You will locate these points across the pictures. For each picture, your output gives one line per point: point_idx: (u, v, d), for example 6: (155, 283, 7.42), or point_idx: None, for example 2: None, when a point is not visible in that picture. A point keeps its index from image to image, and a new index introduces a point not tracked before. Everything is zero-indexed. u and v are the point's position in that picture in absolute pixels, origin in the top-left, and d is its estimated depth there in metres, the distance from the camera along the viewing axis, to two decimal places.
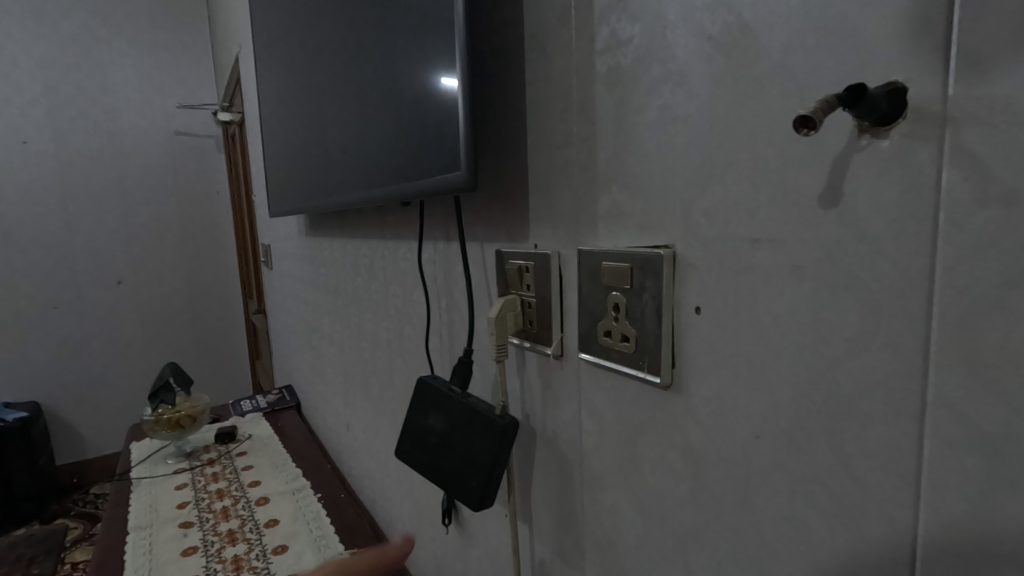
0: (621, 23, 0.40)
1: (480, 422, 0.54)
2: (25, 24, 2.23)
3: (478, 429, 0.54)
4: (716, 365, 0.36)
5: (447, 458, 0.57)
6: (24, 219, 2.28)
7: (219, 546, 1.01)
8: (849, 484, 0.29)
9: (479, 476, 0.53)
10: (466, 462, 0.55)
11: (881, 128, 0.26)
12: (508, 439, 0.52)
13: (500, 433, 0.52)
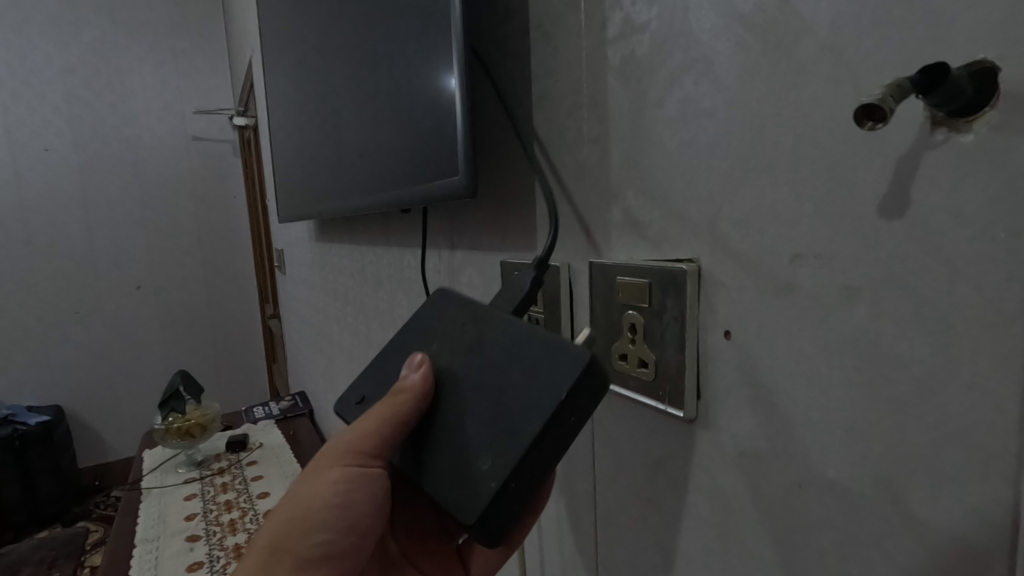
0: (637, 6, 0.35)
1: (534, 355, 0.33)
2: (47, 33, 2.26)
3: (527, 366, 0.33)
4: (747, 397, 0.31)
5: (437, 428, 0.36)
6: (46, 225, 2.31)
7: (225, 562, 0.99)
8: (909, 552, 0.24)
9: (509, 434, 0.31)
10: (480, 432, 0.33)
11: (961, 119, 0.21)
12: (586, 386, 0.30)
13: (573, 367, 0.31)
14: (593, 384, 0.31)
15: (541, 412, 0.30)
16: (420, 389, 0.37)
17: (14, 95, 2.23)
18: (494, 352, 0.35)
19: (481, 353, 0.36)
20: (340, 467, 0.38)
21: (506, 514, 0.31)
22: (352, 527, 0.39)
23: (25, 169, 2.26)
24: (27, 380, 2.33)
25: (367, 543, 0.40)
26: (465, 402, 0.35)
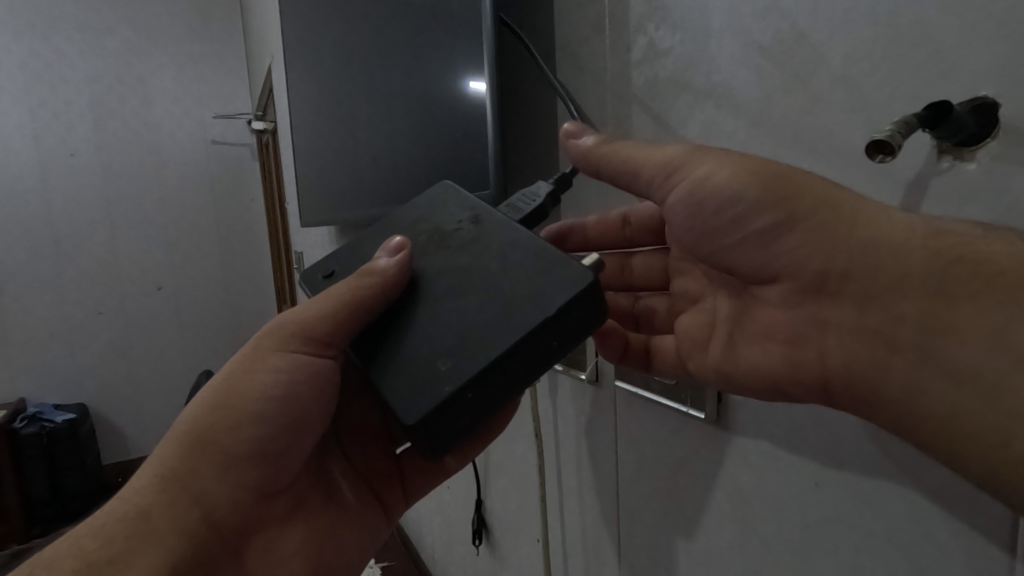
0: (660, 32, 0.38)
1: (528, 268, 0.32)
2: (73, 41, 2.33)
3: (518, 280, 0.32)
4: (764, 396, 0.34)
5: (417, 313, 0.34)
6: (72, 228, 2.38)
7: None
8: (918, 536, 0.28)
9: (490, 338, 0.30)
10: (449, 337, 0.32)
11: (965, 149, 0.24)
12: (575, 309, 0.30)
13: (565, 292, 0.30)
14: (579, 317, 0.30)
15: (522, 329, 0.29)
16: (393, 275, 0.35)
17: (42, 101, 2.30)
18: (485, 264, 0.34)
19: (470, 263, 0.35)
20: (286, 351, 0.36)
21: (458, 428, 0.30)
22: (297, 413, 0.38)
23: (51, 174, 2.32)
24: (54, 379, 2.40)
25: (307, 434, 0.39)
26: (441, 305, 0.34)
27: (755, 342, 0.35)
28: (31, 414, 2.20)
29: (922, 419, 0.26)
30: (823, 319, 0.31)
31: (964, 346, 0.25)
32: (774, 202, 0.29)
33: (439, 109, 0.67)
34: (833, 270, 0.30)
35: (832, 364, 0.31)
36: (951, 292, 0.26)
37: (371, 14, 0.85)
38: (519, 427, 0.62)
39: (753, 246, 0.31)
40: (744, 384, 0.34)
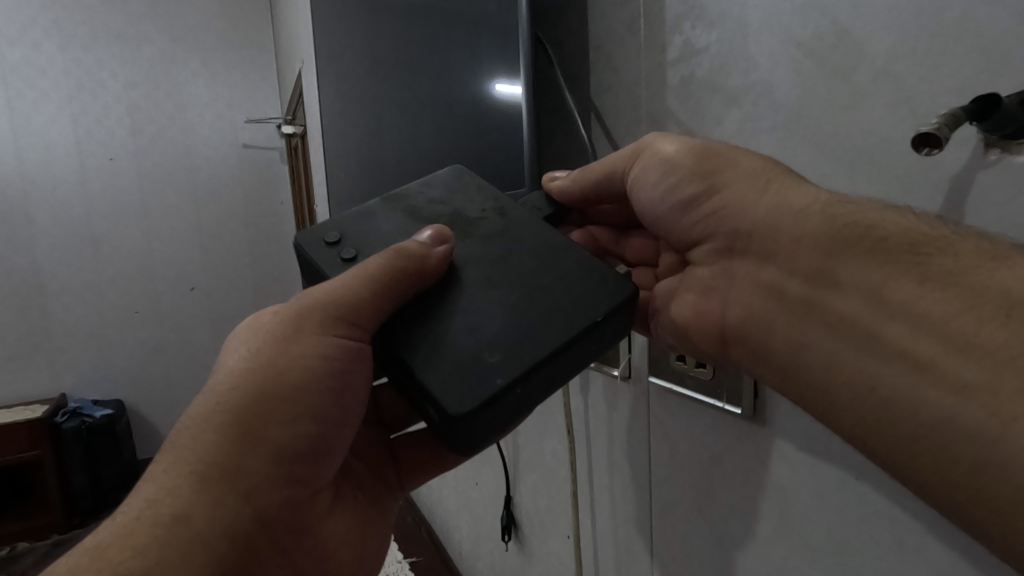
0: (696, 31, 0.38)
1: (571, 274, 0.38)
2: (113, 49, 2.42)
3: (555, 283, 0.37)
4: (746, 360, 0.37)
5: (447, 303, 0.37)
6: (111, 229, 2.46)
7: None
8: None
9: (540, 338, 0.34)
10: (495, 326, 0.35)
11: (1014, 142, 0.25)
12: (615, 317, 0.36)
13: (607, 301, 0.36)
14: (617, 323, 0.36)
15: (579, 329, 0.34)
16: (429, 266, 0.37)
17: (84, 108, 2.39)
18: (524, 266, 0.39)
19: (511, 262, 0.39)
20: (326, 334, 0.35)
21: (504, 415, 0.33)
22: (338, 397, 0.36)
23: (91, 177, 2.41)
24: (92, 375, 2.47)
25: (344, 429, 0.38)
26: (477, 294, 0.37)
27: (688, 292, 0.40)
28: (72, 409, 2.27)
29: (801, 364, 0.31)
30: (738, 274, 0.36)
31: (841, 301, 0.29)
32: (700, 178, 0.36)
33: (467, 107, 0.67)
34: (744, 229, 0.35)
35: (740, 311, 0.36)
36: (835, 250, 0.30)
37: (401, 16, 0.86)
38: (549, 424, 0.62)
39: (681, 214, 0.38)
40: (677, 336, 0.40)
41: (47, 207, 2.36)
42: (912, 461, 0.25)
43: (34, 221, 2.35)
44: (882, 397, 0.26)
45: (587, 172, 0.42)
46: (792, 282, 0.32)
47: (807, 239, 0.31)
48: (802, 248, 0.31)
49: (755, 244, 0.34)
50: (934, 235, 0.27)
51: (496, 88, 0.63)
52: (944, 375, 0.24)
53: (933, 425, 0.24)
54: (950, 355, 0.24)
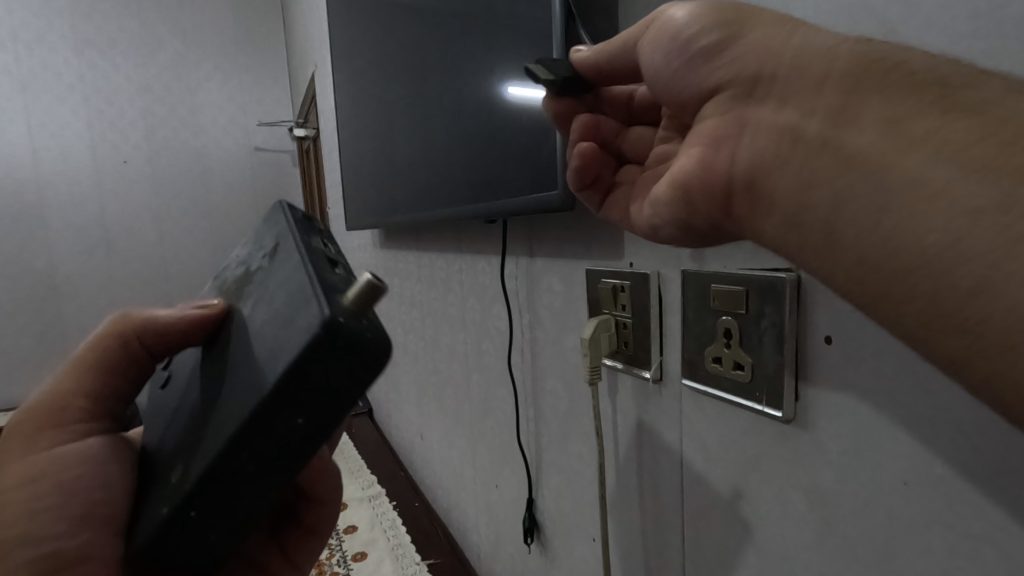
0: None
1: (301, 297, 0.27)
2: (128, 54, 2.45)
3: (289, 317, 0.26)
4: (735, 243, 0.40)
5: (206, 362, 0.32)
6: (124, 231, 2.48)
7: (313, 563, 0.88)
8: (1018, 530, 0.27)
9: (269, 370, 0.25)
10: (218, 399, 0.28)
11: None
12: (314, 376, 0.23)
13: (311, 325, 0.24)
14: (341, 374, 0.24)
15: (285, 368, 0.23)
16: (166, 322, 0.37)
17: (100, 112, 2.42)
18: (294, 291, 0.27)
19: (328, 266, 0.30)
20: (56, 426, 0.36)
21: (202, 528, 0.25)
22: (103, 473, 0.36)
23: (106, 180, 2.43)
24: None
25: None
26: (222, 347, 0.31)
27: (684, 153, 0.36)
28: None
29: (811, 207, 0.28)
30: (745, 125, 0.31)
31: (863, 135, 0.26)
32: (719, 29, 0.31)
33: (486, 109, 0.67)
34: (765, 71, 0.30)
35: (744, 161, 0.31)
36: (865, 81, 0.26)
37: (417, 18, 0.86)
38: (575, 426, 0.62)
39: (694, 66, 0.33)
40: (668, 207, 0.38)
41: (62, 210, 2.38)
42: (952, 304, 0.22)
43: (49, 224, 2.36)
44: (915, 236, 0.24)
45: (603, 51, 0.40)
46: (810, 121, 0.28)
47: (835, 72, 0.27)
48: (829, 84, 0.27)
49: (776, 84, 0.30)
50: (961, 81, 0.25)
51: (507, 91, 0.61)
52: (996, 215, 0.22)
53: (976, 272, 0.22)
54: (999, 198, 0.22)
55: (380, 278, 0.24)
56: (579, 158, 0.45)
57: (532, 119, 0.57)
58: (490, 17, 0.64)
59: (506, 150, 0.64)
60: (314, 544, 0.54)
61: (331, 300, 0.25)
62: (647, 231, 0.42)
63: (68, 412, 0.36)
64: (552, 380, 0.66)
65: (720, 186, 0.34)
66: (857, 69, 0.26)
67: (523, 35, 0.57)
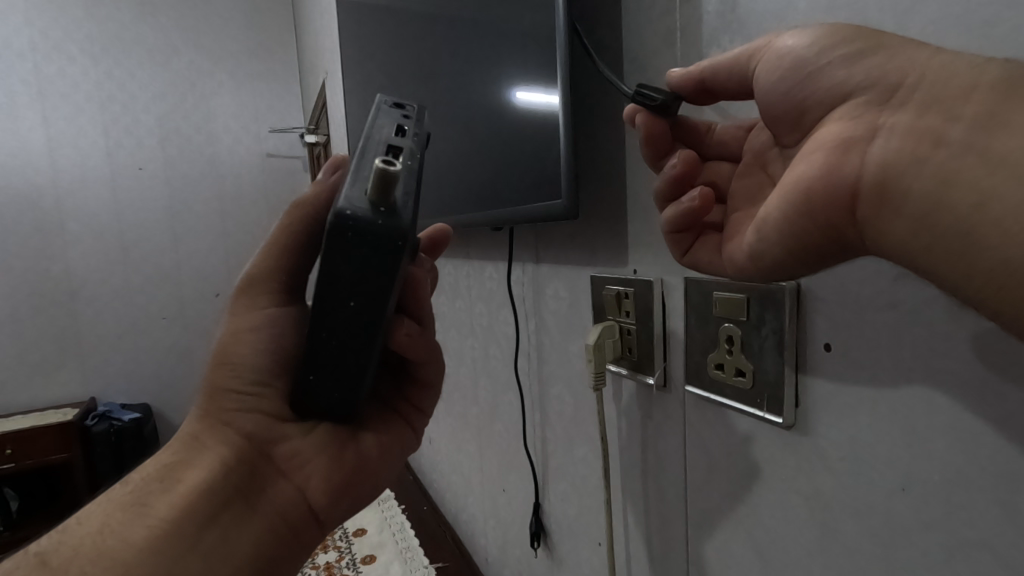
0: (734, 45, 0.39)
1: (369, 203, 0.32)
2: (143, 62, 2.49)
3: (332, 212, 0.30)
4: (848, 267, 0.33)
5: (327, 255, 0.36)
6: (139, 237, 2.52)
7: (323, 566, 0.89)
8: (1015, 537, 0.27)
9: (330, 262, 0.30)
10: None
11: None
12: (345, 259, 0.28)
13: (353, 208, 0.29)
14: (357, 255, 0.28)
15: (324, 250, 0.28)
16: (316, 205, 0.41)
17: (115, 119, 2.46)
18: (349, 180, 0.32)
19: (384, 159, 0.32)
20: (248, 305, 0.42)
21: (341, 364, 0.34)
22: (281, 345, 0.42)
23: (121, 187, 2.48)
24: (120, 379, 2.52)
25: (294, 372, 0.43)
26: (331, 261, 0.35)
27: (799, 160, 0.31)
28: (101, 412, 2.32)
29: (952, 210, 0.25)
30: (879, 127, 0.28)
31: (1014, 140, 0.24)
32: (856, 41, 0.29)
33: (491, 116, 0.68)
34: (906, 79, 0.27)
35: (875, 163, 0.28)
36: (1020, 89, 0.24)
37: (424, 28, 0.88)
38: (581, 432, 0.63)
39: (819, 76, 0.30)
40: (778, 219, 0.32)
41: (79, 216, 2.42)
42: None
43: (67, 230, 2.41)
44: None
45: (712, 61, 0.35)
46: (953, 127, 0.26)
47: (983, 83, 0.25)
48: (977, 93, 0.25)
49: (915, 93, 0.27)
50: None
51: (514, 99, 0.62)
52: None
53: None
54: None
55: (386, 168, 0.27)
56: (693, 196, 0.38)
57: (537, 129, 0.58)
58: (495, 28, 0.65)
59: (510, 157, 0.65)
60: (433, 397, 0.55)
61: (353, 196, 0.28)
62: (745, 263, 0.36)
63: (264, 283, 0.42)
64: (558, 386, 0.67)
65: (847, 189, 0.29)
66: (1008, 82, 0.25)
67: (529, 45, 0.58)
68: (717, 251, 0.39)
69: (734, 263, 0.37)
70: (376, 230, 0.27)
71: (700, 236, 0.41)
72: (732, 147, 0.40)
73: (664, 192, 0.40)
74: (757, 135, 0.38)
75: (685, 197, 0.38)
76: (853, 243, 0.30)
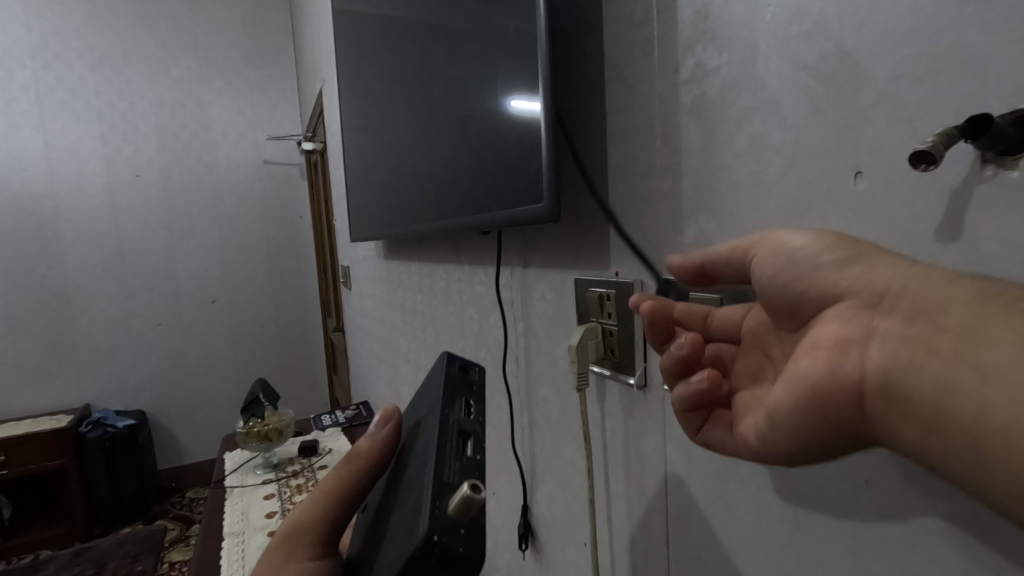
0: (708, 53, 0.40)
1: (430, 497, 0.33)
2: (142, 70, 2.51)
3: (414, 513, 0.31)
4: None
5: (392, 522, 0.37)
6: (136, 243, 2.53)
7: None
8: (967, 521, 0.28)
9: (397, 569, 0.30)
10: None
11: (1009, 157, 0.25)
12: None
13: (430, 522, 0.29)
14: None
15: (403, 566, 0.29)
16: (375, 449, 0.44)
17: (113, 127, 2.47)
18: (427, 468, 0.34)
19: (459, 453, 0.35)
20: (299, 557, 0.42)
21: None
22: None
23: (119, 194, 2.49)
24: (115, 385, 2.52)
25: None
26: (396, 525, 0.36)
27: (800, 357, 0.32)
28: (95, 419, 2.31)
29: (953, 416, 0.25)
30: (873, 333, 0.29)
31: (998, 352, 0.24)
32: (841, 249, 0.30)
33: (481, 122, 0.70)
34: (889, 289, 0.28)
35: (875, 367, 0.28)
36: (997, 304, 0.25)
37: (418, 38, 0.89)
38: (566, 434, 0.64)
39: (812, 277, 0.31)
40: (785, 412, 0.32)
41: (76, 222, 2.43)
42: None
43: (64, 236, 2.41)
44: None
45: (709, 251, 0.37)
46: (942, 337, 0.26)
47: (961, 296, 0.26)
48: (956, 305, 0.26)
49: (899, 301, 0.28)
50: None
51: (504, 105, 0.64)
52: None
53: None
54: None
55: (473, 499, 0.29)
56: (702, 377, 0.37)
57: (525, 133, 0.60)
58: (488, 37, 0.67)
59: (499, 164, 0.67)
60: None
61: (433, 513, 0.29)
62: (757, 447, 0.35)
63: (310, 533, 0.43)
64: (545, 388, 0.67)
65: (854, 391, 0.29)
66: (984, 296, 0.25)
67: (519, 54, 0.60)
68: (729, 430, 0.37)
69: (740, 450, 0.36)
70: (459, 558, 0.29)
71: (709, 416, 0.39)
72: (731, 328, 0.40)
73: (671, 370, 0.39)
74: (752, 316, 0.38)
75: (695, 376, 0.38)
76: (870, 441, 0.30)
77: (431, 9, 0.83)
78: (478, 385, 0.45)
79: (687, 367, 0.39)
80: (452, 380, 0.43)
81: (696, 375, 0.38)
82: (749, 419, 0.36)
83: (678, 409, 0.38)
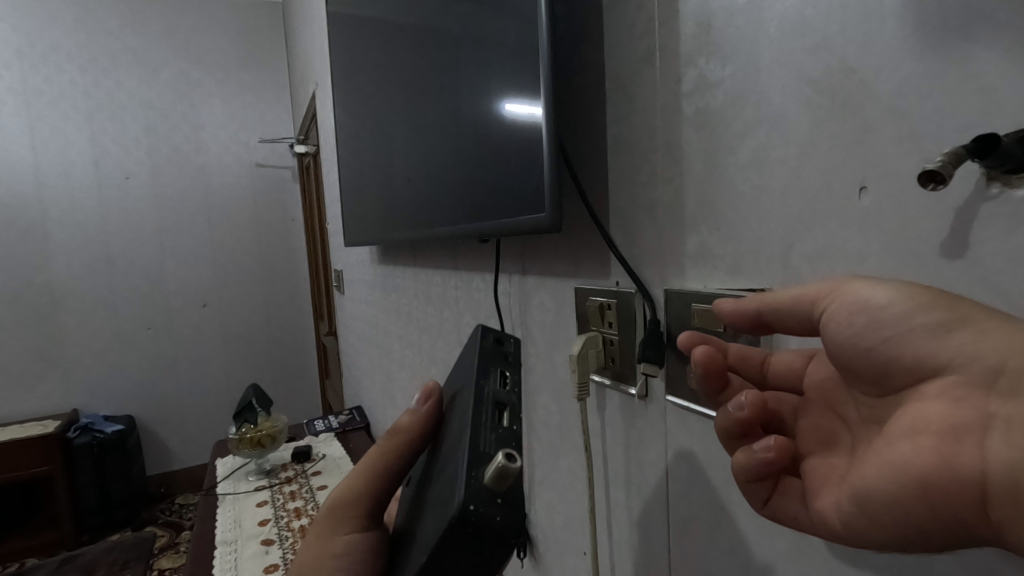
0: (710, 65, 0.40)
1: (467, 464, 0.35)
2: (131, 71, 2.48)
3: (451, 483, 0.33)
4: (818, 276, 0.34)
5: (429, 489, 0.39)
6: (125, 246, 2.50)
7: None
8: None
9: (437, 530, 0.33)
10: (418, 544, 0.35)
11: (1014, 176, 0.25)
12: (457, 543, 0.31)
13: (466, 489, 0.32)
14: (467, 544, 0.31)
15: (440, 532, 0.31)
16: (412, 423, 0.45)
17: (102, 129, 2.45)
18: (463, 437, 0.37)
19: (495, 423, 0.37)
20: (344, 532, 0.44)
21: None
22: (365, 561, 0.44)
23: (107, 196, 2.46)
24: (103, 391, 2.49)
25: None
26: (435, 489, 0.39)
27: (901, 441, 0.26)
28: (83, 424, 2.28)
29: None
30: (992, 416, 0.23)
31: None
32: (940, 309, 0.26)
33: (477, 128, 0.70)
34: (1010, 364, 0.23)
35: (997, 463, 0.22)
36: None
37: (413, 43, 0.89)
38: (566, 442, 0.64)
39: (906, 343, 0.27)
40: (880, 501, 0.27)
41: (63, 225, 2.40)
42: None
43: (51, 239, 2.38)
44: None
45: (769, 299, 0.33)
46: None
47: None
48: None
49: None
50: None
51: (500, 109, 0.64)
52: None
53: None
54: None
55: (506, 469, 0.31)
56: (767, 445, 0.33)
57: (521, 139, 0.60)
58: (484, 43, 0.66)
59: (495, 170, 0.67)
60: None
61: (469, 481, 0.32)
62: (841, 532, 0.30)
63: (352, 507, 0.45)
64: (543, 396, 0.67)
65: (971, 489, 0.23)
66: None
67: (515, 62, 0.60)
68: (802, 505, 0.33)
69: (825, 532, 0.31)
70: (496, 526, 0.31)
71: (778, 486, 0.34)
72: (790, 376, 0.37)
73: (728, 431, 0.36)
74: (817, 366, 0.35)
75: (758, 443, 0.34)
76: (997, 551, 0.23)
77: (426, 15, 0.83)
78: (514, 357, 0.46)
79: (748, 428, 0.35)
80: (486, 352, 0.45)
81: (760, 441, 0.34)
82: (829, 493, 0.31)
83: (741, 480, 0.34)
